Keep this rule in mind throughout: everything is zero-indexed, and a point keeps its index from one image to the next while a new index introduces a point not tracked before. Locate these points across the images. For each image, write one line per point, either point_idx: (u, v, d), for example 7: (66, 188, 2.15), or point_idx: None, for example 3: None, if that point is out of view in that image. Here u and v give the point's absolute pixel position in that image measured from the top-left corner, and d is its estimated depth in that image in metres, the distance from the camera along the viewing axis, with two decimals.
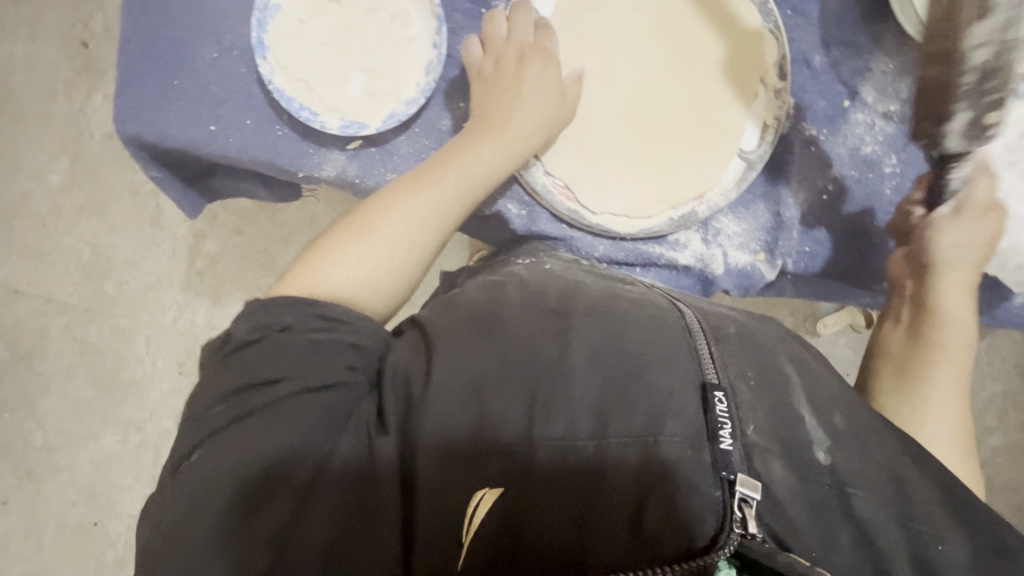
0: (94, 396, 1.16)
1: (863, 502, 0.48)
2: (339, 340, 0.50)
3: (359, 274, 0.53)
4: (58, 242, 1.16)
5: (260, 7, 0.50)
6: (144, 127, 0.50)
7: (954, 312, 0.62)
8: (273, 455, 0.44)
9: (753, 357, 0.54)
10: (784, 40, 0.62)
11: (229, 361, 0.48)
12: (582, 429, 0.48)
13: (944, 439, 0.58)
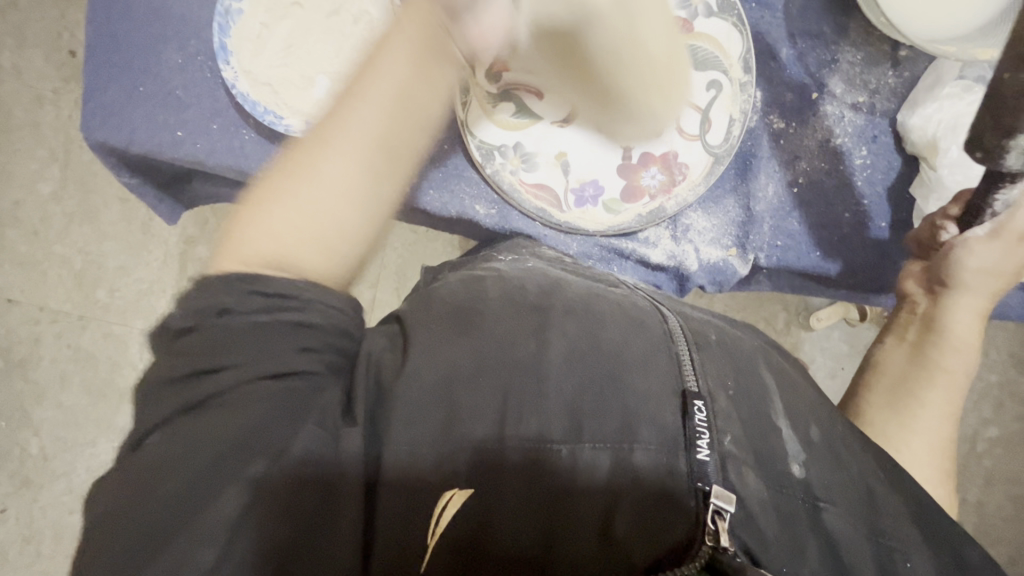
0: (88, 404, 1.27)
1: (832, 515, 0.47)
2: (287, 319, 0.44)
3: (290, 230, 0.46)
4: (50, 250, 1.26)
5: (222, 12, 0.51)
6: (111, 134, 0.52)
7: (968, 337, 0.56)
8: (222, 446, 0.40)
9: (731, 364, 0.52)
10: (748, 35, 0.58)
11: (171, 346, 0.43)
12: (557, 432, 0.45)
13: (920, 464, 0.54)
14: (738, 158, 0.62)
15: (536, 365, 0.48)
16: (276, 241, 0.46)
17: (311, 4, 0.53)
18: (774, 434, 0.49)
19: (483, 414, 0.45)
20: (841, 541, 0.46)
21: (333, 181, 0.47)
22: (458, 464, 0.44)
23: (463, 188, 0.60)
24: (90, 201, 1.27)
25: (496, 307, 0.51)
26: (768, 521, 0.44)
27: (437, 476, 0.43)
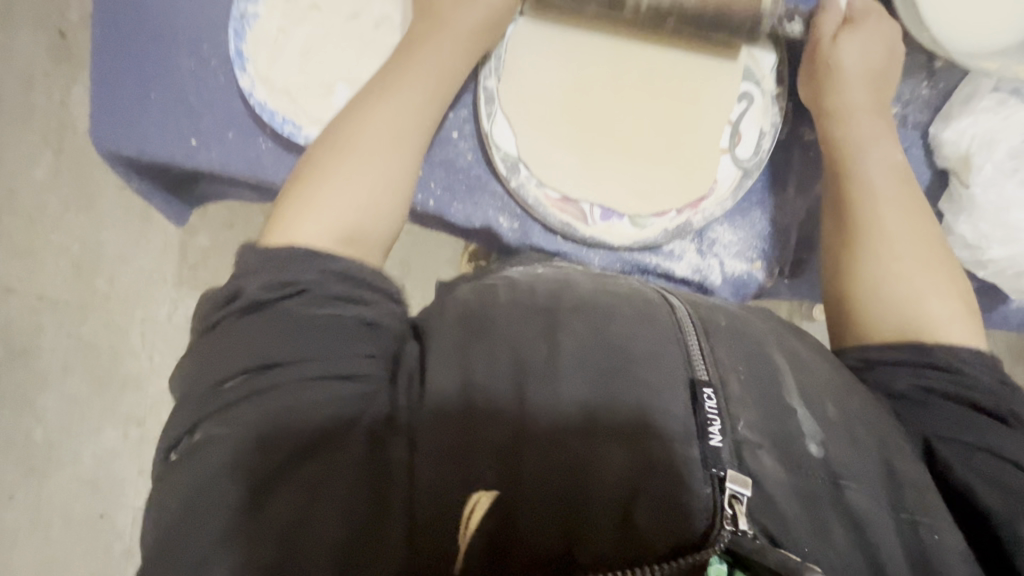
0: (92, 393, 1.26)
1: (855, 492, 0.44)
2: (347, 320, 0.44)
3: (352, 213, 0.47)
4: (46, 237, 1.24)
5: (238, 17, 0.49)
6: (121, 142, 0.50)
7: (881, 197, 0.56)
8: (307, 426, 0.41)
9: (742, 351, 0.49)
10: (783, 45, 0.57)
11: (228, 331, 0.43)
12: (574, 425, 0.44)
13: (922, 285, 0.54)
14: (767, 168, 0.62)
15: (550, 369, 0.46)
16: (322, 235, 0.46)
17: (330, 8, 0.51)
18: (789, 416, 0.47)
19: (501, 417, 0.44)
20: (865, 516, 0.43)
21: (366, 199, 0.48)
22: (478, 467, 0.42)
23: (486, 200, 0.58)
24: (86, 189, 1.25)
25: (506, 307, 0.49)
26: (790, 505, 0.43)
27: (454, 482, 0.41)
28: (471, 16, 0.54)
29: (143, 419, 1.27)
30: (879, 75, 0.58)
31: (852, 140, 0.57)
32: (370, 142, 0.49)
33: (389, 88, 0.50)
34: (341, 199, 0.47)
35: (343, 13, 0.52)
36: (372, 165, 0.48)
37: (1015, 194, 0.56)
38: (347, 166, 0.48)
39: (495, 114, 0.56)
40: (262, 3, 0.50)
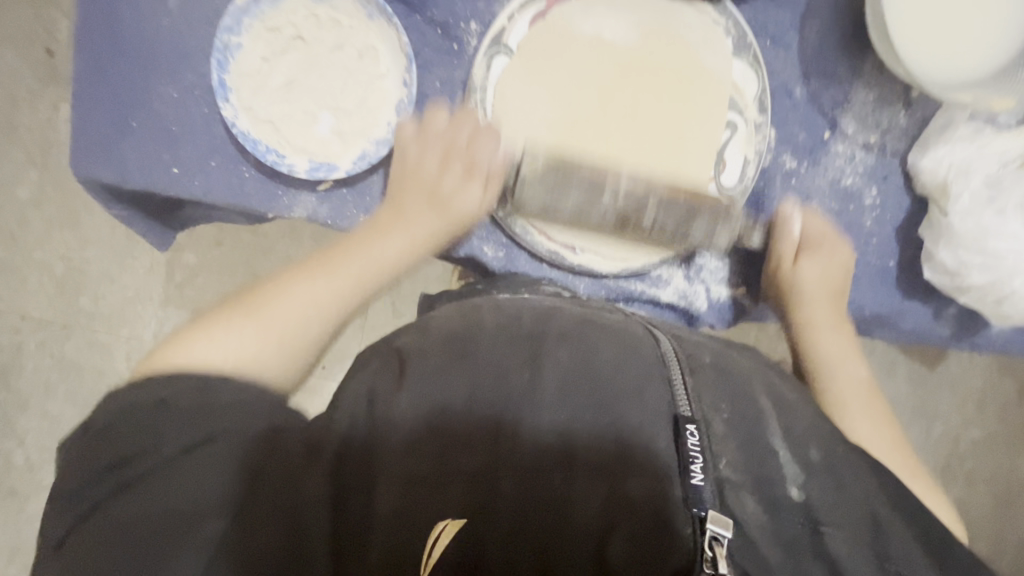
0: (73, 414, 1.24)
1: (836, 541, 0.42)
2: (248, 397, 0.46)
3: (240, 350, 0.50)
4: (29, 256, 1.22)
5: (221, 47, 0.49)
6: (101, 170, 0.50)
7: (835, 334, 0.60)
8: (164, 507, 0.40)
9: (728, 392, 0.48)
10: (764, 74, 0.58)
11: (105, 436, 0.44)
12: (548, 456, 0.43)
13: (879, 437, 0.56)
14: (752, 196, 0.62)
15: (529, 401, 0.45)
16: (231, 359, 0.49)
17: (314, 38, 0.51)
18: (772, 460, 0.45)
19: (475, 446, 0.43)
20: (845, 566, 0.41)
21: (314, 318, 0.53)
22: (448, 496, 0.41)
23: (472, 230, 0.58)
24: (71, 207, 1.23)
25: (489, 335, 0.49)
26: (769, 551, 0.41)
27: (426, 504, 0.41)
28: (463, 140, 0.55)
29: None
30: (840, 291, 0.61)
31: (811, 330, 0.60)
32: (344, 272, 0.53)
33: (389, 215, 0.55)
34: (255, 345, 0.50)
35: (328, 45, 0.51)
36: (309, 304, 0.53)
37: (993, 222, 0.55)
38: (294, 285, 0.53)
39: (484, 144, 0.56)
40: (246, 35, 0.50)
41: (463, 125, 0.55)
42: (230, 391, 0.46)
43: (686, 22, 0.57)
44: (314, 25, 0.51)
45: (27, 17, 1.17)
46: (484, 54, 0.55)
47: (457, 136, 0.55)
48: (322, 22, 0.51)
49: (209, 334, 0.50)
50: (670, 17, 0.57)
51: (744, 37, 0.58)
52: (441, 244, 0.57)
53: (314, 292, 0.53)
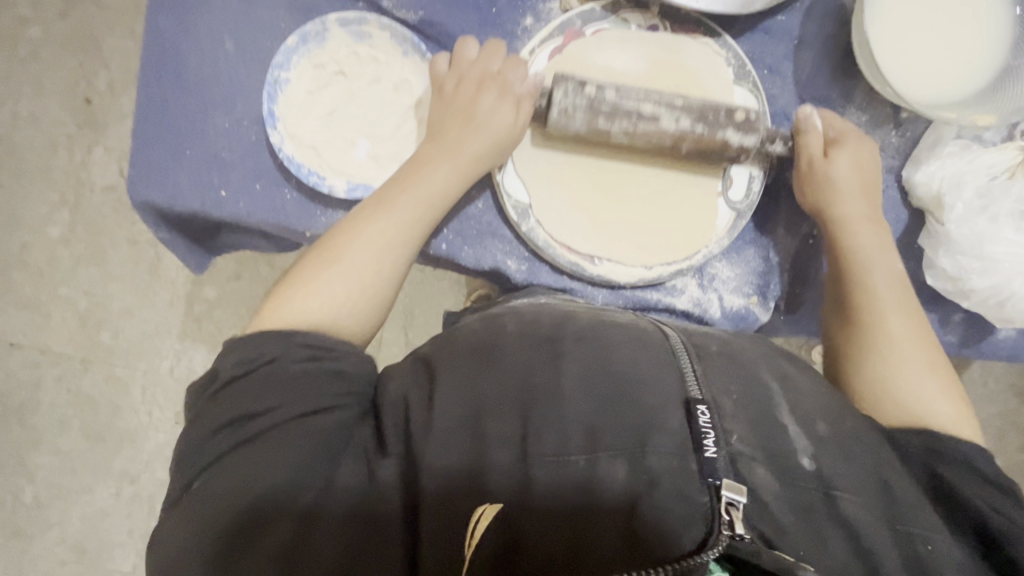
0: (87, 449, 1.24)
1: (850, 504, 0.45)
2: (327, 368, 0.49)
3: (336, 300, 0.52)
4: (55, 292, 1.26)
5: (271, 81, 0.54)
6: (156, 194, 0.54)
7: (878, 275, 0.60)
8: (271, 472, 0.44)
9: (735, 374, 0.50)
10: (764, 98, 0.61)
11: (218, 399, 0.47)
12: (574, 443, 0.45)
13: (932, 388, 0.56)
14: (758, 212, 0.66)
15: (551, 393, 0.47)
16: (306, 313, 0.51)
17: (354, 71, 0.56)
18: (782, 432, 0.47)
19: (508, 438, 0.45)
20: (861, 528, 0.44)
21: (405, 218, 0.53)
22: (486, 484, 0.44)
23: (495, 245, 0.60)
24: (99, 244, 1.28)
25: (512, 339, 0.51)
26: (786, 515, 0.43)
27: (464, 495, 0.44)
28: (495, 68, 0.56)
29: (137, 476, 1.25)
30: (872, 182, 0.62)
31: (868, 271, 0.60)
32: (403, 204, 0.53)
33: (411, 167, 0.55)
34: (360, 263, 0.53)
35: (367, 78, 0.57)
36: (381, 235, 0.53)
37: (986, 228, 0.59)
38: (367, 222, 0.53)
39: (505, 165, 0.58)
40: (293, 70, 0.55)
41: (489, 59, 0.56)
42: (302, 345, 0.49)
43: (689, 54, 0.61)
44: (355, 61, 0.56)
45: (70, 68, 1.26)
46: None
47: (486, 66, 0.56)
48: (362, 58, 0.56)
49: (296, 289, 0.52)
50: (675, 49, 0.61)
51: (744, 67, 0.61)
52: (483, 163, 0.55)
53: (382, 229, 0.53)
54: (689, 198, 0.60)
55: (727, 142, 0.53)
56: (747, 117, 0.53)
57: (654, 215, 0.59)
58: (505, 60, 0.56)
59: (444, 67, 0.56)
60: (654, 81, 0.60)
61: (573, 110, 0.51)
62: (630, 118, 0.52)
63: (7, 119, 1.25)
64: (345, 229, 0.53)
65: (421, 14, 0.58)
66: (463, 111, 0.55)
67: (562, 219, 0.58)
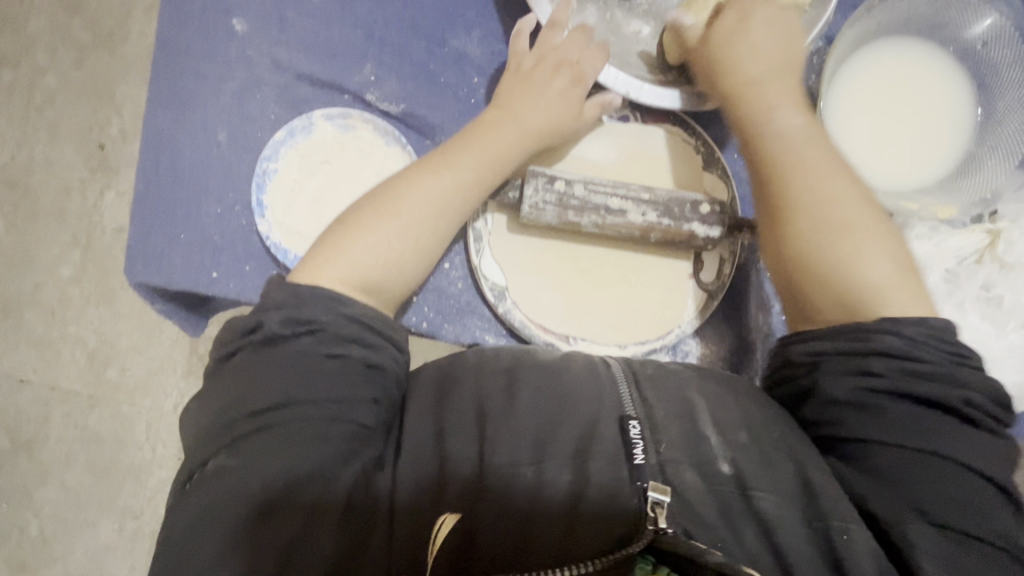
0: (92, 484, 1.20)
1: (765, 501, 0.46)
2: (357, 362, 0.48)
3: (391, 253, 0.54)
4: (64, 330, 1.22)
5: (260, 173, 0.59)
6: (151, 276, 0.58)
7: (822, 206, 0.55)
8: (294, 469, 0.44)
9: (670, 398, 0.51)
10: (733, 184, 0.64)
11: (250, 372, 0.46)
12: (525, 456, 0.47)
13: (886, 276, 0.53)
14: (733, 289, 0.65)
15: (506, 410, 0.49)
16: (373, 261, 0.53)
17: (338, 161, 0.62)
18: (704, 442, 0.49)
19: (466, 453, 0.48)
20: (776, 522, 0.46)
21: (468, 180, 0.57)
22: (445, 495, 0.46)
23: (475, 323, 0.62)
24: (109, 283, 1.24)
25: (473, 367, 0.52)
26: (709, 513, 0.46)
27: (427, 505, 0.46)
28: (574, 57, 0.62)
29: (139, 511, 1.21)
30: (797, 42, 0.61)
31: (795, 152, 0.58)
32: (465, 166, 0.57)
33: (471, 133, 0.59)
34: (421, 215, 0.55)
35: (351, 165, 0.62)
36: (441, 196, 0.56)
37: (954, 315, 0.61)
38: (432, 177, 0.56)
39: (483, 250, 0.61)
40: (281, 161, 0.60)
41: (571, 46, 0.62)
42: (349, 319, 0.49)
43: (659, 142, 0.66)
44: (339, 150, 0.62)
45: (84, 111, 1.22)
46: None
47: (565, 52, 0.61)
48: (346, 147, 0.62)
49: (344, 242, 0.53)
50: (643, 138, 0.66)
51: (712, 152, 0.65)
52: (543, 139, 0.61)
53: (450, 189, 0.56)
54: (663, 281, 0.62)
55: (693, 233, 0.57)
56: (713, 209, 0.57)
57: (631, 295, 0.61)
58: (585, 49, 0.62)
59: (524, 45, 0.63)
60: (628, 172, 0.64)
61: (543, 205, 0.56)
62: (598, 212, 0.56)
63: (18, 160, 1.22)
64: (400, 184, 0.56)
65: (402, 107, 0.65)
66: (536, 92, 0.61)
67: (541, 304, 0.60)
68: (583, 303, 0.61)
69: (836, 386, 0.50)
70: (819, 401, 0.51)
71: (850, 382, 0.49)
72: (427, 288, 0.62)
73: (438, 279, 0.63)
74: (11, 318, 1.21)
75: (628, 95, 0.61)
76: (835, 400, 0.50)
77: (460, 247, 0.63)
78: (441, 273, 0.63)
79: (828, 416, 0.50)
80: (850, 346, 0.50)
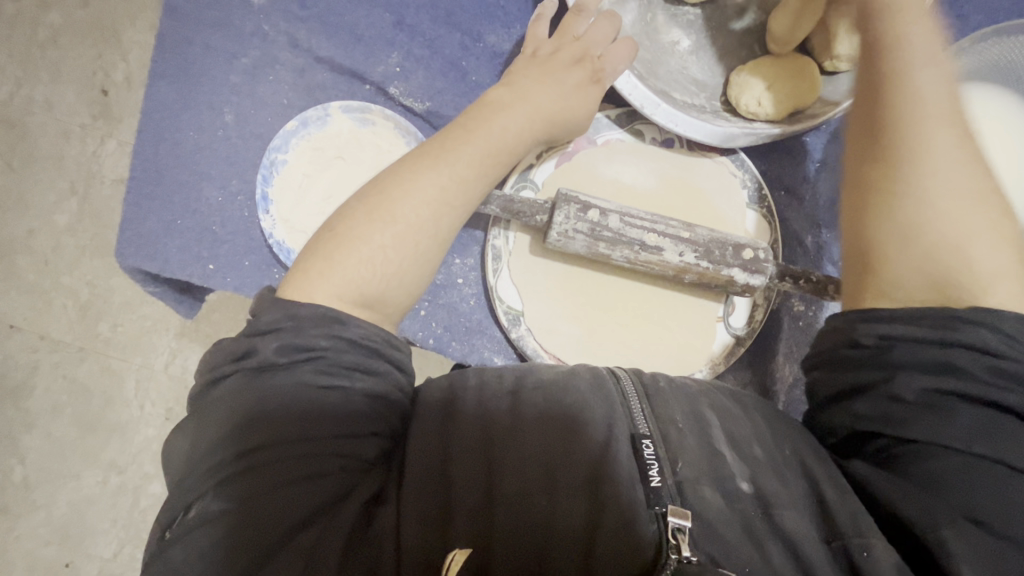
0: (78, 436, 1.16)
1: (789, 519, 0.42)
2: (356, 392, 0.44)
3: (387, 269, 0.49)
4: (57, 279, 1.16)
5: (268, 164, 0.58)
6: (145, 261, 0.57)
7: (923, 129, 0.48)
8: (288, 516, 0.39)
9: (686, 416, 0.47)
10: (777, 227, 0.60)
11: (233, 406, 0.42)
12: (536, 493, 0.43)
13: (969, 222, 0.46)
14: (759, 338, 0.62)
15: (513, 443, 0.45)
16: (369, 273, 0.48)
17: (353, 157, 0.60)
18: (718, 460, 0.45)
19: (472, 483, 0.43)
20: (803, 547, 0.41)
21: (463, 175, 0.52)
22: (453, 530, 0.42)
23: (485, 343, 0.60)
24: (106, 236, 1.18)
25: (475, 392, 0.48)
26: (733, 536, 0.42)
27: (436, 541, 0.41)
28: (597, 53, 0.59)
29: (124, 467, 1.17)
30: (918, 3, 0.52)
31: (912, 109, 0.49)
32: (465, 159, 0.52)
33: (476, 121, 0.54)
34: (413, 219, 0.50)
35: (362, 162, 0.60)
36: (442, 194, 0.51)
37: None
38: (425, 176, 0.51)
39: (501, 270, 0.58)
40: (291, 152, 0.59)
41: (596, 39, 0.59)
42: (351, 342, 0.45)
43: (703, 173, 0.62)
44: (353, 145, 0.60)
45: (87, 52, 1.14)
46: (512, 186, 0.60)
47: (591, 43, 0.59)
48: (362, 143, 0.60)
49: (337, 259, 0.48)
50: (681, 166, 0.63)
51: (760, 189, 0.62)
52: (545, 130, 0.57)
53: (448, 190, 0.51)
54: (685, 322, 0.59)
55: (732, 279, 0.54)
56: (756, 255, 0.54)
57: (651, 331, 0.59)
58: (614, 42, 0.59)
59: (544, 32, 0.60)
60: (660, 201, 0.61)
61: (573, 233, 0.53)
62: (632, 247, 0.53)
63: (16, 98, 1.14)
64: (399, 180, 0.51)
65: (428, 105, 0.62)
66: (551, 79, 0.58)
67: (558, 332, 0.58)
68: (598, 334, 0.58)
69: (908, 387, 0.42)
70: (879, 397, 0.43)
71: (922, 378, 0.42)
72: (437, 302, 0.60)
73: (450, 294, 0.60)
74: (4, 262, 1.15)
75: (641, 111, 0.57)
76: (897, 400, 0.42)
77: (475, 261, 0.61)
78: (455, 288, 0.61)
79: (886, 417, 0.42)
80: (935, 335, 0.42)
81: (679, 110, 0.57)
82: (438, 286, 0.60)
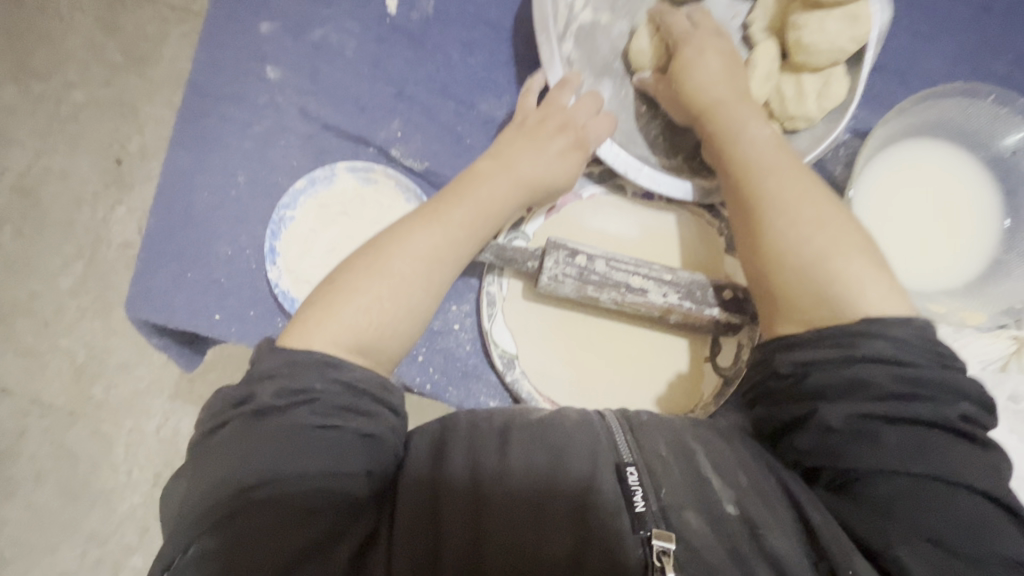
0: (60, 505, 1.12)
1: (772, 540, 0.44)
2: (348, 431, 0.45)
3: (383, 318, 0.52)
4: (54, 342, 1.17)
5: (277, 220, 0.62)
6: (155, 313, 0.60)
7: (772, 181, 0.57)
8: (281, 553, 0.40)
9: (676, 451, 0.48)
10: None
11: (228, 445, 0.43)
12: (526, 528, 0.43)
13: (842, 262, 0.52)
14: None
15: (502, 479, 0.45)
16: (365, 322, 0.51)
17: (357, 214, 0.65)
18: (704, 487, 0.46)
19: (461, 518, 0.44)
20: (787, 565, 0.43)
21: (457, 228, 0.56)
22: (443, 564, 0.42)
23: (481, 388, 0.61)
24: (108, 297, 1.20)
25: (466, 429, 0.49)
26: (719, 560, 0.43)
27: None
28: (580, 122, 0.64)
29: (106, 537, 1.12)
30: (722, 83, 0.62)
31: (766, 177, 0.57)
32: (456, 216, 0.56)
33: (462, 186, 0.59)
34: (411, 271, 0.54)
35: (366, 218, 0.65)
36: (434, 248, 0.55)
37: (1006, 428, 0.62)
38: (418, 230, 0.55)
39: (495, 314, 0.60)
40: (299, 209, 0.63)
41: (581, 110, 0.64)
42: (343, 382, 0.47)
43: (684, 222, 0.66)
44: (358, 203, 0.65)
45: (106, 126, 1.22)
46: (505, 237, 0.63)
47: (574, 115, 0.64)
48: (366, 201, 0.65)
49: (336, 307, 0.51)
50: (665, 215, 0.67)
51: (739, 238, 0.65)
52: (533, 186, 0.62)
53: (436, 245, 0.55)
54: (675, 363, 0.61)
55: (715, 319, 0.58)
56: (734, 295, 0.58)
57: (642, 372, 0.60)
58: (596, 115, 0.64)
59: (532, 103, 0.66)
60: (645, 247, 0.65)
61: (563, 277, 0.56)
62: (619, 289, 0.56)
63: (34, 169, 1.21)
64: (401, 233, 0.55)
65: (426, 165, 0.67)
66: (536, 146, 0.63)
67: (552, 373, 0.60)
68: (591, 375, 0.60)
69: (835, 417, 0.45)
70: (814, 431, 0.46)
71: (844, 406, 0.46)
72: (434, 348, 0.62)
73: (448, 339, 0.62)
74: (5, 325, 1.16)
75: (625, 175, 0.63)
76: (828, 432, 0.46)
77: (471, 307, 0.63)
78: (451, 334, 0.62)
79: (829, 449, 0.45)
80: (840, 355, 0.47)
81: (658, 172, 0.63)
82: (436, 332, 0.62)
